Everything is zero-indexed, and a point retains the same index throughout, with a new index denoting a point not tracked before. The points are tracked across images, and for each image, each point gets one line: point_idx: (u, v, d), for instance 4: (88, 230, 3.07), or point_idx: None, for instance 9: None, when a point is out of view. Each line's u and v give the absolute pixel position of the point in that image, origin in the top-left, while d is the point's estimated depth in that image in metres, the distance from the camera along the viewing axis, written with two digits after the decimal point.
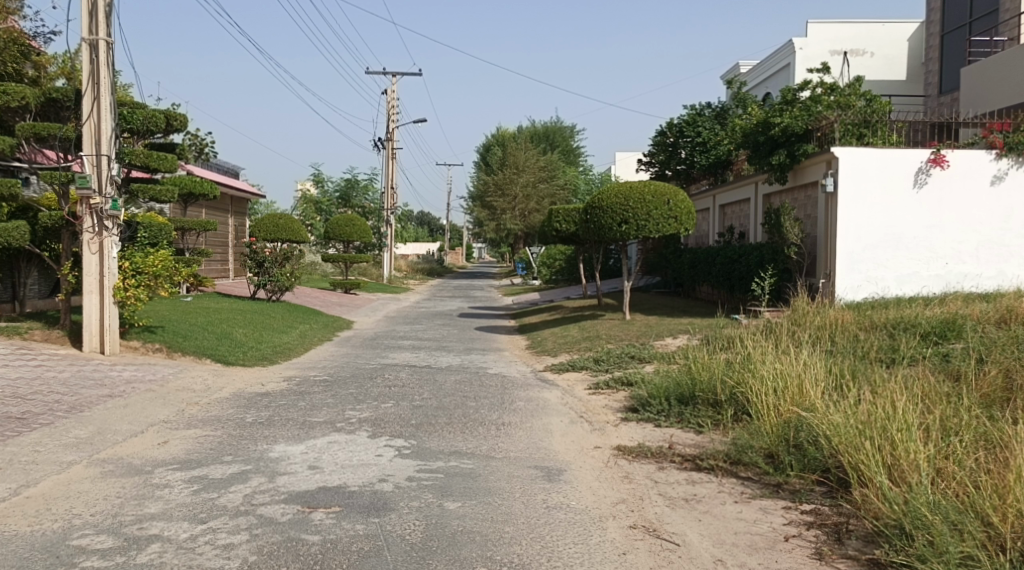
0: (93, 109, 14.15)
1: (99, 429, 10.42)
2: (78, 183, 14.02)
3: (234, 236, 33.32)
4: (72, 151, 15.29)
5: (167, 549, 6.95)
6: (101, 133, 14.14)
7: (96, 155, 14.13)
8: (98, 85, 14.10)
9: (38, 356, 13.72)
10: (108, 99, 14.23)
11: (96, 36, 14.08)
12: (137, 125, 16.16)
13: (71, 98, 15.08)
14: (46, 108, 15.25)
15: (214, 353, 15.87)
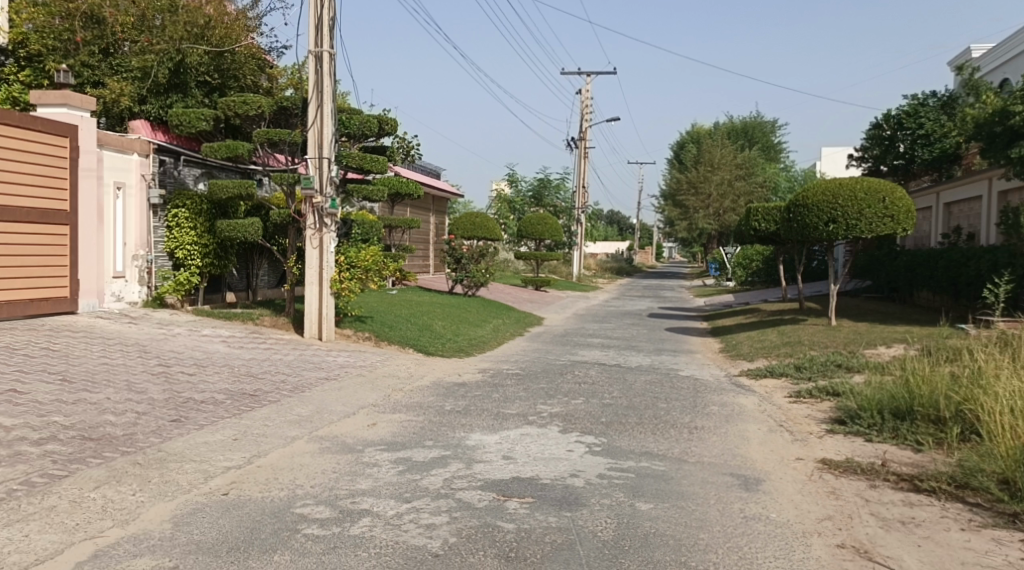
0: (317, 116, 15.11)
1: (317, 408, 11.15)
2: (303, 183, 14.94)
3: (434, 234, 34.71)
4: (298, 155, 16.46)
5: (376, 524, 7.30)
6: (323, 137, 15.08)
7: (318, 158, 15.10)
8: (321, 94, 15.02)
9: (267, 340, 14.86)
10: (330, 107, 15.13)
11: (320, 48, 15.01)
12: (353, 130, 17.15)
13: (298, 106, 16.13)
14: (277, 116, 16.38)
15: (416, 343, 16.58)
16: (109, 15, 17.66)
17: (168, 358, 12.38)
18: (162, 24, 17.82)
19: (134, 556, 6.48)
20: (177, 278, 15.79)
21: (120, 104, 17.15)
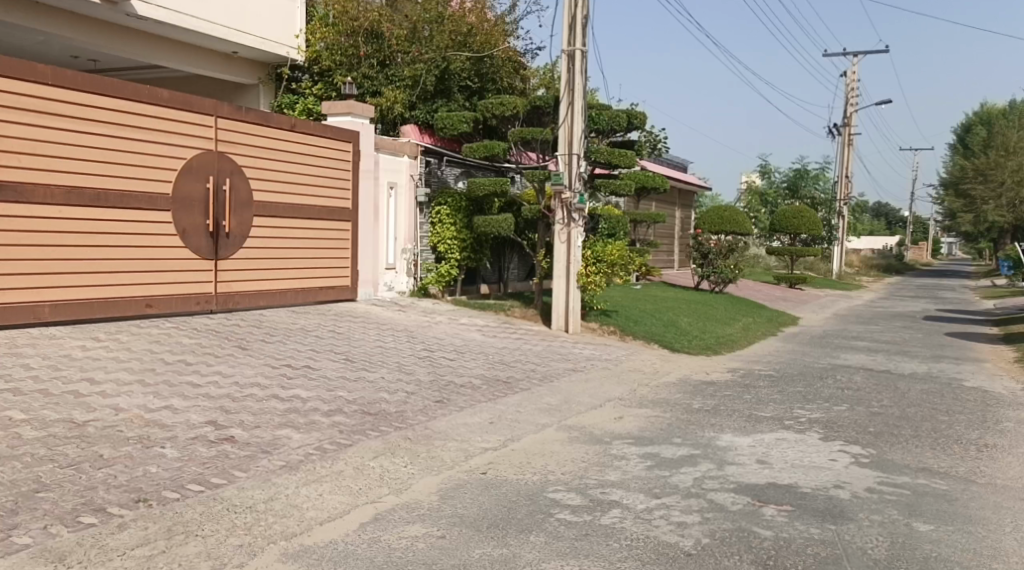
0: (568, 113, 15.09)
1: (565, 398, 11.07)
2: (553, 179, 15.09)
3: (681, 228, 33.96)
4: (550, 153, 16.60)
5: (626, 516, 7.02)
6: (573, 134, 15.03)
7: (568, 155, 15.07)
8: (572, 92, 14.97)
9: (518, 330, 15.07)
10: (581, 103, 15.06)
11: (573, 46, 14.95)
12: (602, 125, 17.01)
13: (550, 105, 16.03)
14: (530, 115, 16.63)
15: (661, 339, 16.13)
16: (386, 31, 17.22)
17: (430, 344, 12.82)
18: (431, 35, 17.32)
19: (406, 523, 6.63)
20: (439, 270, 16.42)
21: (394, 113, 17.11)
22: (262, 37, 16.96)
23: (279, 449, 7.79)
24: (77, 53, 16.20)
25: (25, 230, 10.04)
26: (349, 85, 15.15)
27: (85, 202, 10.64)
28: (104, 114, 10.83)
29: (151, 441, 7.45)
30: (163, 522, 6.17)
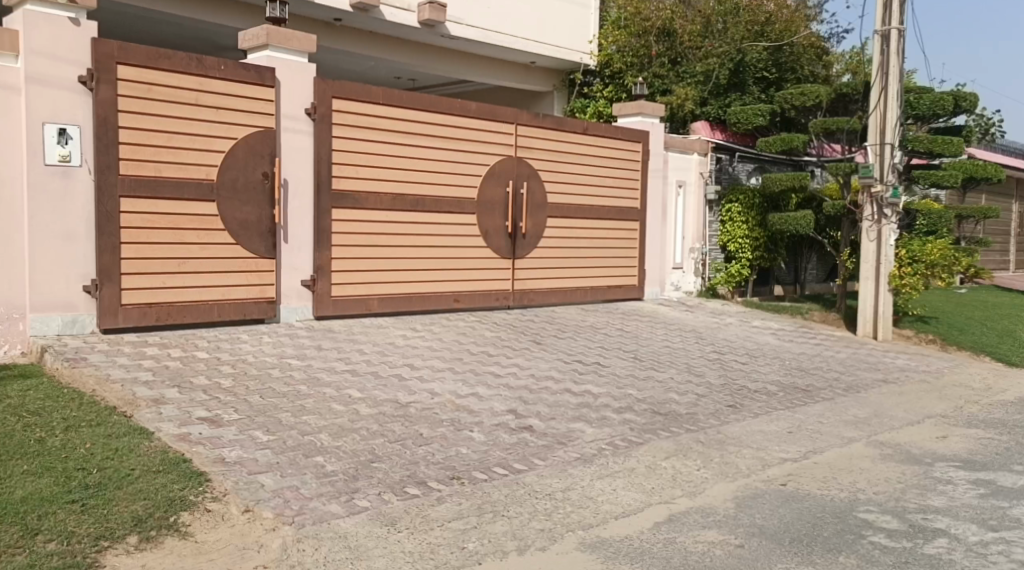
0: (881, 98, 13.22)
1: (876, 411, 9.73)
2: (860, 172, 13.25)
3: (1015, 224, 29.99)
4: (856, 144, 14.62)
5: (955, 548, 5.77)
6: (886, 122, 13.16)
7: (880, 144, 13.19)
8: (886, 76, 13.09)
9: (817, 335, 13.54)
10: (896, 87, 13.16)
11: (889, 25, 13.01)
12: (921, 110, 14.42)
13: (860, 90, 14.24)
14: (835, 104, 14.71)
15: (994, 351, 14.06)
16: (679, 28, 15.52)
17: (722, 346, 11.70)
18: (727, 26, 15.52)
19: (703, 527, 6.05)
20: (730, 269, 14.68)
21: (684, 111, 15.36)
22: (562, 47, 15.55)
23: (574, 442, 7.56)
24: (394, 74, 15.80)
25: (356, 242, 9.58)
26: (639, 84, 13.73)
27: (408, 208, 10.05)
28: (429, 128, 10.25)
29: (461, 425, 7.54)
30: (475, 499, 6.22)
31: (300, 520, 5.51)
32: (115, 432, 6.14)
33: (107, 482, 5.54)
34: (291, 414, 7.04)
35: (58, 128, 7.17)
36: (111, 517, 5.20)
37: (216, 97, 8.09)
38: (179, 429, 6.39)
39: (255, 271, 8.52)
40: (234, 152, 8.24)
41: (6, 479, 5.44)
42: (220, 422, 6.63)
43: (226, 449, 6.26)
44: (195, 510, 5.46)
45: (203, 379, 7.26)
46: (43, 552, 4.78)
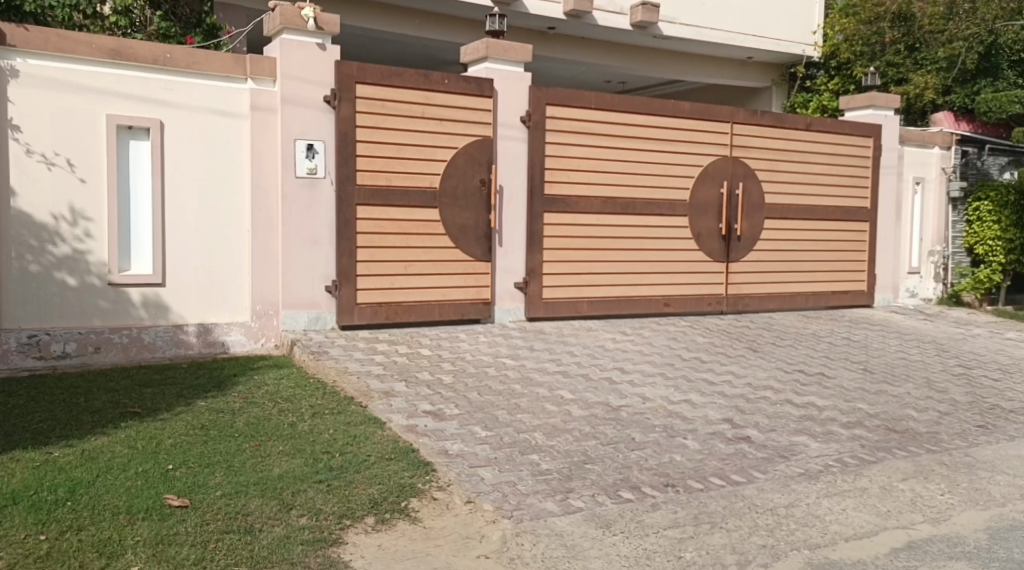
0: None
1: None
2: None
3: None
4: None
5: None
6: None
7: None
8: None
9: None
10: None
11: None
12: None
13: None
14: None
15: None
16: (918, 11, 14.19)
17: (969, 360, 10.54)
18: (976, 3, 13.86)
19: (948, 559, 5.53)
20: (977, 274, 13.36)
21: (923, 101, 14.52)
22: (781, 40, 14.74)
23: (798, 456, 7.13)
24: (604, 78, 15.68)
25: (567, 245, 9.60)
26: (868, 77, 12.78)
27: (617, 210, 9.93)
28: (640, 131, 10.06)
29: (675, 432, 7.34)
30: (691, 508, 6.03)
31: (519, 515, 5.64)
32: (353, 420, 6.67)
33: (348, 466, 5.98)
34: (507, 412, 7.28)
35: (307, 144, 7.75)
36: (351, 498, 5.58)
37: (442, 109, 8.45)
38: (407, 420, 6.81)
39: (473, 273, 8.77)
40: (455, 161, 8.53)
41: (265, 457, 5.97)
42: (443, 415, 7.02)
43: (449, 441, 6.60)
44: (423, 497, 5.78)
45: (427, 374, 7.70)
46: (296, 526, 5.13)
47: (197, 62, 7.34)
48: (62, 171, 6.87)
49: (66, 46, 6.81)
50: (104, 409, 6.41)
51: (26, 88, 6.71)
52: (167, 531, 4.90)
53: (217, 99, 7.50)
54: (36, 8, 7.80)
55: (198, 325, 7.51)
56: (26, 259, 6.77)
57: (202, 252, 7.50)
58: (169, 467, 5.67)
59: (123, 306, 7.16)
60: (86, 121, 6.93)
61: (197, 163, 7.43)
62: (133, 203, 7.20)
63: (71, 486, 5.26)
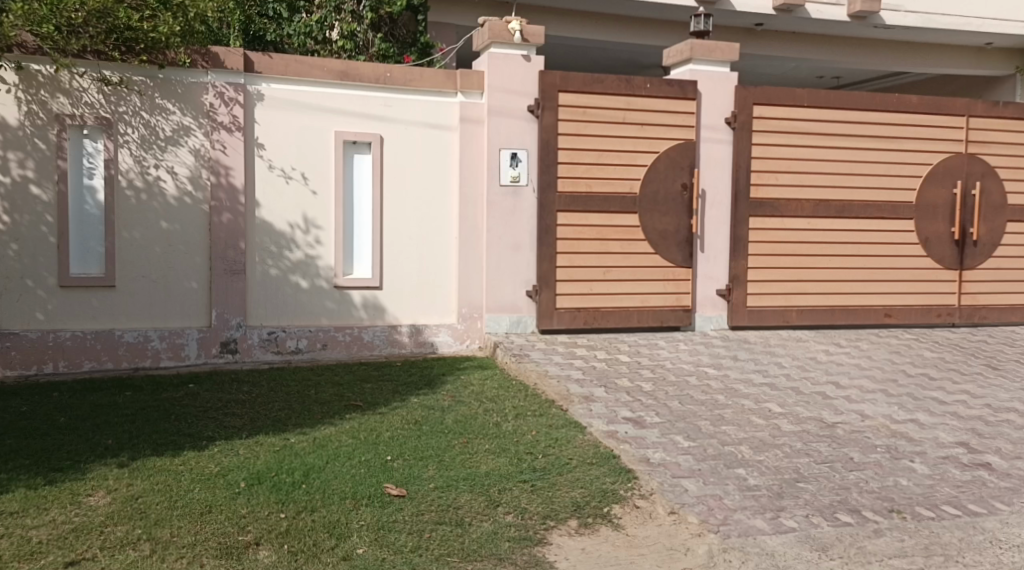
0: None
1: None
2: None
3: None
4: None
5: None
6: None
7: None
8: None
9: None
10: None
11: None
12: None
13: None
14: None
15: None
16: None
17: None
18: None
19: None
20: None
21: None
22: None
23: None
24: (816, 75, 14.35)
25: (776, 251, 9.26)
26: None
27: (831, 214, 9.42)
28: (859, 129, 9.44)
29: (900, 453, 6.66)
30: (921, 538, 5.45)
31: (725, 530, 5.37)
32: (554, 423, 6.82)
33: (551, 467, 6.13)
34: (711, 423, 6.99)
35: (511, 153, 8.17)
36: (555, 500, 5.72)
37: (643, 114, 8.56)
38: (608, 425, 6.82)
39: (673, 278, 8.79)
40: (656, 165, 8.63)
41: (472, 454, 6.27)
42: (644, 423, 6.91)
43: (650, 449, 6.45)
44: (625, 504, 5.74)
45: (627, 380, 7.74)
46: (503, 523, 5.38)
47: (413, 79, 7.96)
48: (298, 184, 7.72)
49: (302, 70, 7.65)
50: (332, 401, 7.07)
51: (269, 109, 7.61)
52: (386, 518, 5.34)
53: (431, 114, 8.08)
54: (276, 37, 8.86)
55: (410, 325, 8.12)
56: (268, 263, 7.68)
57: (416, 257, 8.11)
58: (388, 458, 6.11)
59: (346, 306, 7.93)
60: (318, 138, 7.75)
61: (413, 175, 8.04)
62: (357, 212, 7.96)
63: (304, 470, 5.83)
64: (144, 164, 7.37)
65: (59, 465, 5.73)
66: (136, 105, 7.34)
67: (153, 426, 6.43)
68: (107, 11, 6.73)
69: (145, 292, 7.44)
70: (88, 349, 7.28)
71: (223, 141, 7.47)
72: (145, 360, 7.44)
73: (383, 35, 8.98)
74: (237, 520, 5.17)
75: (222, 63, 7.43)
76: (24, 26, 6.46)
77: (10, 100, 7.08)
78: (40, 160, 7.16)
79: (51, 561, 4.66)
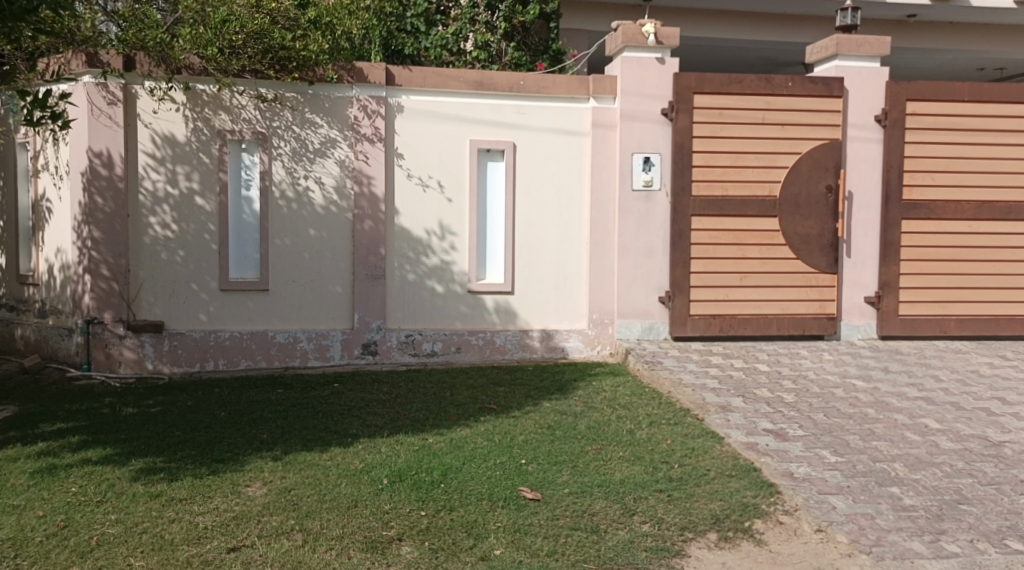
0: None
1: None
2: None
3: None
4: None
5: None
6: None
7: None
8: None
9: None
10: None
11: None
12: None
13: None
14: None
15: None
16: None
17: None
18: None
19: None
20: None
21: None
22: None
23: None
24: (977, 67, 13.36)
25: (932, 257, 8.72)
26: None
27: (995, 217, 8.74)
28: None
29: None
30: None
31: (879, 552, 5.09)
32: (690, 432, 6.62)
33: (687, 478, 5.93)
34: (860, 437, 6.57)
35: (643, 158, 8.19)
36: (693, 511, 5.50)
37: (783, 114, 8.35)
38: (747, 437, 6.53)
39: (815, 284, 8.51)
40: (798, 166, 8.39)
41: (606, 461, 6.17)
42: (786, 435, 6.58)
43: (794, 463, 6.11)
44: (767, 519, 5.46)
45: (766, 391, 7.43)
46: (640, 531, 5.25)
47: (546, 86, 8.08)
48: (435, 193, 8.02)
49: (440, 81, 7.93)
50: (466, 403, 7.20)
51: (409, 120, 7.93)
52: (523, 520, 5.33)
53: (564, 120, 8.19)
54: (414, 50, 9.19)
55: (542, 330, 8.23)
56: (406, 268, 8.01)
57: (547, 262, 8.23)
58: (523, 462, 6.12)
59: (479, 311, 8.14)
60: (455, 146, 8.01)
61: (546, 181, 8.17)
62: (490, 218, 8.18)
63: (443, 470, 5.94)
64: (295, 174, 7.82)
65: (223, 457, 6.02)
66: (288, 120, 7.79)
67: (304, 422, 6.73)
68: (264, 32, 7.45)
69: (295, 296, 7.89)
70: (245, 349, 7.80)
71: (366, 152, 7.82)
72: (294, 359, 7.88)
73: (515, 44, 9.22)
74: (381, 515, 5.30)
75: (366, 76, 7.77)
76: (193, 49, 7.34)
77: (179, 117, 7.67)
78: (204, 173, 7.72)
79: (214, 547, 4.88)
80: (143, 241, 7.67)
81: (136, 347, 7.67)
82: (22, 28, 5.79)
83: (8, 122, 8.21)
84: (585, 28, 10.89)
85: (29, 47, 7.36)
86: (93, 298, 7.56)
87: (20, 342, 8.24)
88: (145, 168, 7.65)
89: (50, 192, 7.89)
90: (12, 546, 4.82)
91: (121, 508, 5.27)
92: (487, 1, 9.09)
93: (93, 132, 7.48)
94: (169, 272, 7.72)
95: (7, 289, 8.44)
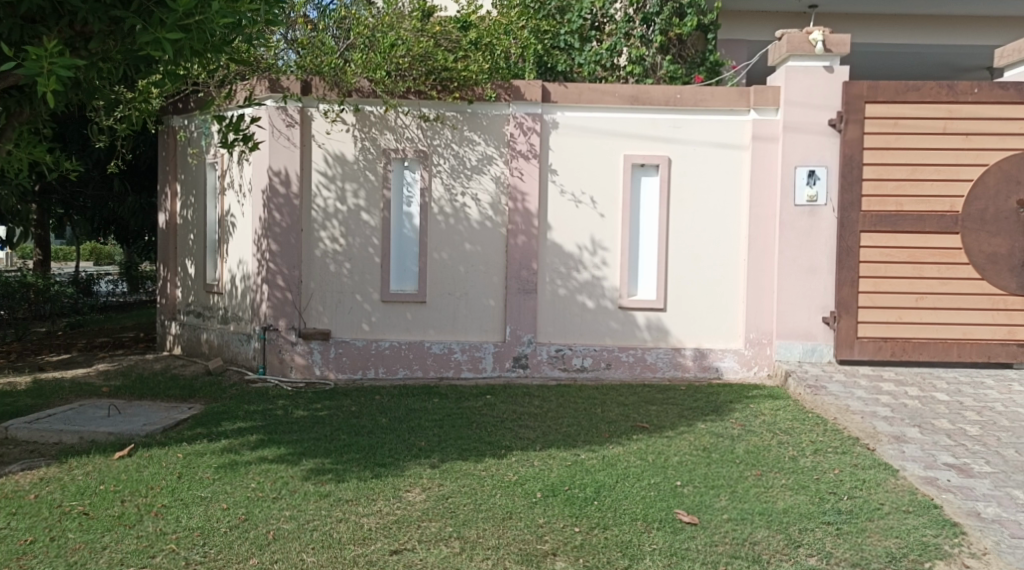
0: None
1: None
2: None
3: None
4: None
5: None
6: None
7: None
8: None
9: None
10: None
11: None
12: None
13: None
14: None
15: None
16: None
17: None
18: None
19: None
20: None
21: None
22: None
23: None
24: None
25: None
26: None
27: None
28: None
29: None
30: None
31: None
32: (861, 463, 6.05)
33: (858, 511, 5.35)
34: None
35: (808, 171, 7.84)
36: (865, 547, 4.95)
37: (968, 123, 7.72)
38: (926, 471, 5.89)
39: (1003, 308, 7.80)
40: (984, 180, 7.72)
41: (767, 489, 5.69)
42: (971, 471, 5.88)
43: (981, 502, 5.45)
44: (951, 561, 4.85)
45: (946, 422, 6.73)
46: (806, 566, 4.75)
47: (704, 99, 7.95)
48: (588, 208, 8.06)
49: (595, 97, 7.97)
50: (618, 421, 6.99)
51: (564, 135, 8.01)
52: (679, 544, 4.97)
53: (722, 134, 8.01)
54: (567, 66, 9.33)
55: (695, 349, 8.09)
56: (558, 283, 8.11)
57: (700, 278, 8.08)
58: (678, 484, 5.75)
59: (630, 327, 8.12)
60: (609, 161, 8.02)
61: (701, 196, 8.03)
62: (643, 235, 8.12)
63: (596, 486, 5.67)
64: (454, 191, 8.09)
65: (384, 461, 6.09)
66: (448, 138, 8.06)
67: (458, 431, 6.74)
68: (428, 54, 7.71)
69: (450, 307, 8.14)
70: (402, 358, 8.10)
71: (521, 168, 7.96)
72: (448, 370, 8.11)
73: (670, 57, 9.23)
74: (536, 529, 5.12)
75: (522, 94, 7.90)
76: (363, 72, 7.68)
77: (349, 137, 8.06)
78: (369, 190, 8.10)
79: (378, 548, 4.89)
80: (314, 254, 8.15)
81: (306, 353, 8.11)
82: (219, 58, 6.27)
83: (201, 143, 9.06)
84: (746, 38, 10.92)
85: (221, 75, 7.95)
86: (270, 306, 8.11)
87: (205, 345, 8.98)
88: (318, 186, 8.11)
89: (234, 209, 8.57)
90: (201, 535, 5.00)
91: (294, 505, 5.39)
92: (643, 15, 9.21)
93: (274, 153, 8.01)
94: (337, 283, 8.16)
95: (195, 296, 9.24)
